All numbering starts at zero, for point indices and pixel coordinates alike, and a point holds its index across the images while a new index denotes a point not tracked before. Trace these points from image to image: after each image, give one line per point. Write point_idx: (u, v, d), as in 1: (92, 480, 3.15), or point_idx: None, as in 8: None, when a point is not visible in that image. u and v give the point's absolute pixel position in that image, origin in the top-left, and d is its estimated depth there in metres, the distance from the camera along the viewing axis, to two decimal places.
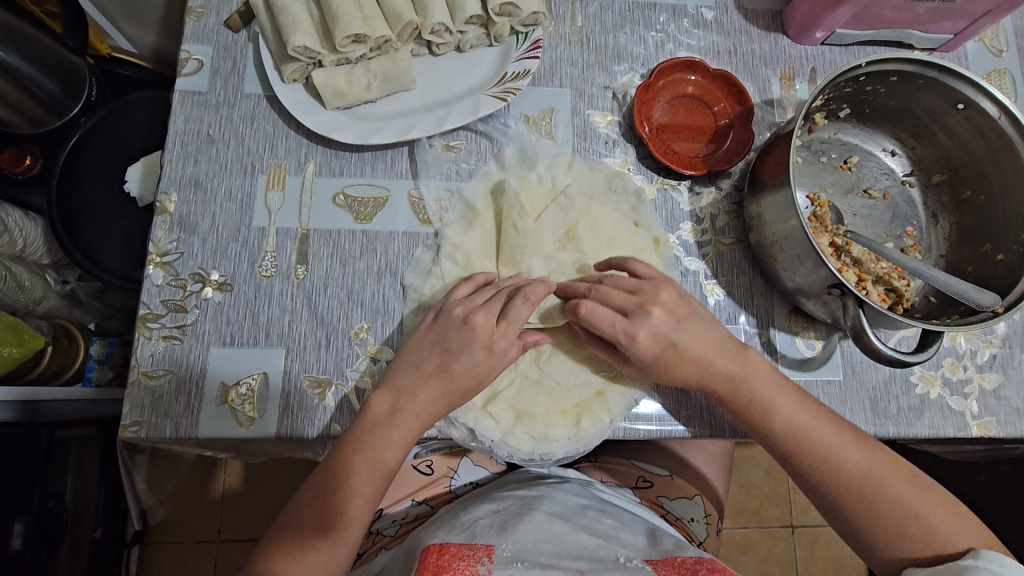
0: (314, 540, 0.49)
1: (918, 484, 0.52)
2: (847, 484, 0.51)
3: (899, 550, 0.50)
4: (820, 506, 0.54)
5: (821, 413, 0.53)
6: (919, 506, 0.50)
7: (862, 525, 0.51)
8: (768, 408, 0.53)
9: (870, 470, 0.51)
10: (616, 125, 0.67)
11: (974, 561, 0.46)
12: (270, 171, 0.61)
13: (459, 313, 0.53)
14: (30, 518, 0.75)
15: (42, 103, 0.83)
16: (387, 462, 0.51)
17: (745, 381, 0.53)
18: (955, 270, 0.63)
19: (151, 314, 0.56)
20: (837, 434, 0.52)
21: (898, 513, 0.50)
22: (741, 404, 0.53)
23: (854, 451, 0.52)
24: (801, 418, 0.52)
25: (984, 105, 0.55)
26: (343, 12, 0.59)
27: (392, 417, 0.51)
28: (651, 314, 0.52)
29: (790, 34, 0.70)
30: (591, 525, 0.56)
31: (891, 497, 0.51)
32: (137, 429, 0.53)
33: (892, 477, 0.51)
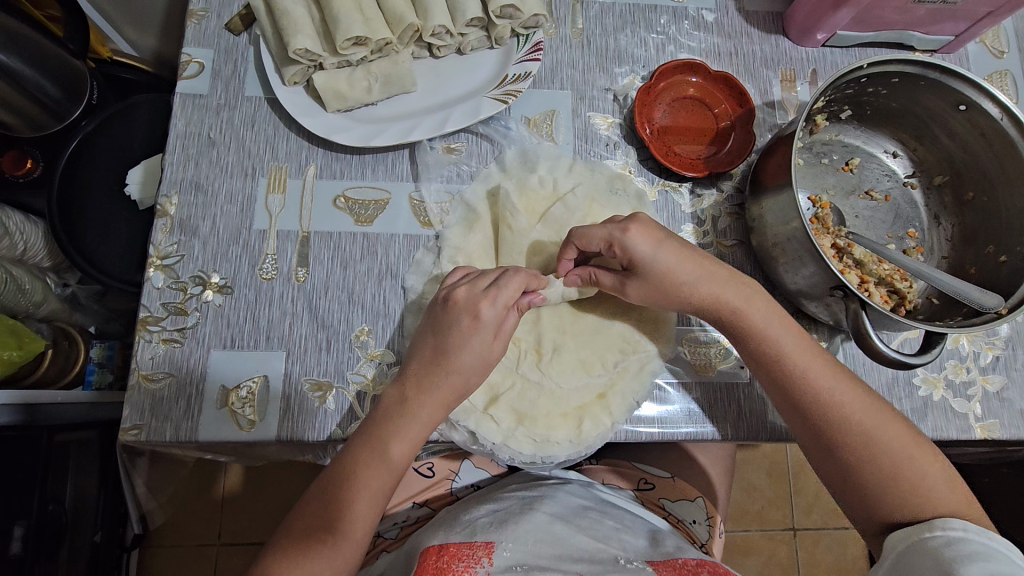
0: (319, 533, 0.49)
1: (913, 432, 0.50)
2: (840, 421, 0.51)
3: (889, 496, 0.49)
4: (811, 448, 0.53)
5: (818, 349, 0.53)
6: (914, 449, 0.49)
7: (853, 467, 0.50)
8: (769, 338, 0.53)
9: (864, 408, 0.51)
10: (617, 126, 0.66)
11: (960, 532, 0.45)
12: (270, 174, 0.61)
13: (442, 295, 0.53)
14: (29, 522, 0.75)
15: (43, 106, 0.84)
16: (396, 457, 0.50)
17: (755, 320, 0.53)
18: (957, 271, 0.63)
19: (151, 317, 0.56)
20: (834, 372, 0.52)
21: (891, 454, 0.49)
22: (745, 336, 0.54)
23: (849, 388, 0.51)
24: (801, 348, 0.53)
25: (986, 106, 0.55)
26: (345, 15, 0.59)
27: (402, 408, 0.51)
28: (640, 215, 0.53)
29: (791, 36, 0.70)
30: (592, 527, 0.55)
31: (885, 437, 0.50)
32: (138, 433, 0.53)
33: (887, 418, 0.50)
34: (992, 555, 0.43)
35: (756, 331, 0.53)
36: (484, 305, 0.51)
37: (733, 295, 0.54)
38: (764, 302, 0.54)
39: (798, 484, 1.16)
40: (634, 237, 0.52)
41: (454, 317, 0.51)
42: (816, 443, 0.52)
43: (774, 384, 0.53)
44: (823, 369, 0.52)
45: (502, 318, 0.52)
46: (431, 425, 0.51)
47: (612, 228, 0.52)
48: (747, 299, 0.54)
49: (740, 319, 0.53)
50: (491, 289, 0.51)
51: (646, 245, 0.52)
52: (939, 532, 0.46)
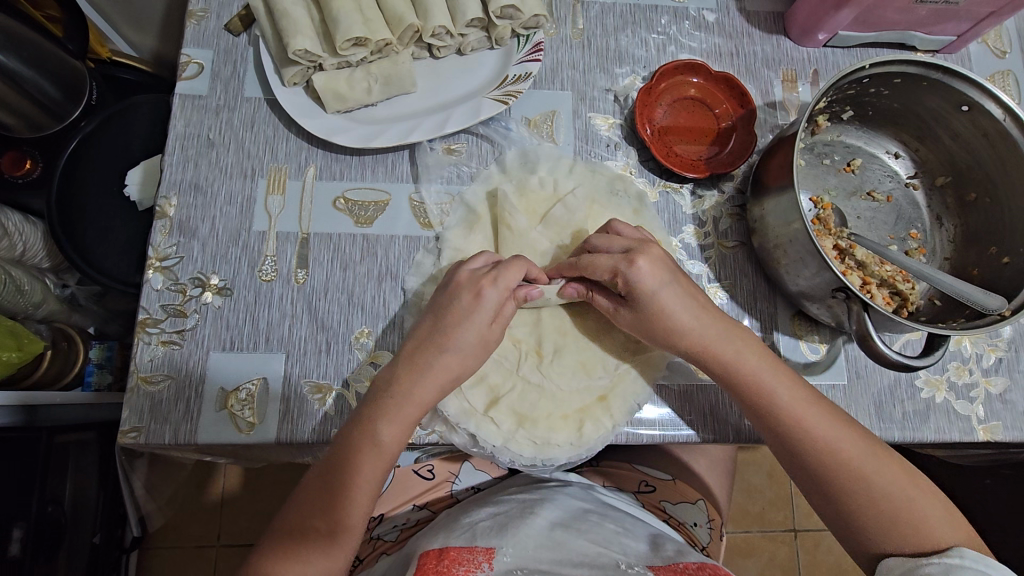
0: (314, 522, 0.49)
1: (908, 472, 0.50)
2: (838, 468, 0.50)
3: (889, 538, 0.49)
4: (809, 492, 0.53)
5: (813, 396, 0.53)
6: (911, 489, 0.49)
7: (853, 510, 0.50)
8: (760, 378, 0.52)
9: (861, 453, 0.50)
10: (618, 127, 0.66)
11: (958, 559, 0.45)
12: (270, 175, 0.61)
13: (444, 282, 0.53)
14: (28, 523, 0.74)
15: (41, 106, 0.83)
16: (386, 440, 0.50)
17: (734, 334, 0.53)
18: (960, 272, 0.62)
19: (150, 320, 0.56)
20: (829, 419, 0.51)
21: (889, 496, 0.49)
22: (740, 388, 0.53)
23: (827, 412, 0.52)
24: (796, 398, 0.52)
25: (988, 107, 0.55)
26: (344, 16, 0.59)
27: (394, 392, 0.50)
28: (651, 247, 0.53)
29: (792, 36, 0.69)
30: (593, 530, 0.55)
31: (882, 480, 0.49)
32: (136, 435, 0.53)
33: (883, 461, 0.50)
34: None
35: (751, 380, 0.52)
36: (485, 286, 0.51)
37: (729, 347, 0.53)
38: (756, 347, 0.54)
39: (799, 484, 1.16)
40: (641, 272, 0.51)
41: (456, 295, 0.51)
42: (814, 487, 0.52)
43: (770, 433, 0.52)
44: (819, 419, 0.51)
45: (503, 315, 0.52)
46: (424, 406, 0.51)
47: (617, 259, 0.52)
48: (738, 351, 0.53)
49: (734, 372, 0.53)
50: (493, 271, 0.52)
51: (651, 279, 0.51)
52: (936, 559, 0.46)
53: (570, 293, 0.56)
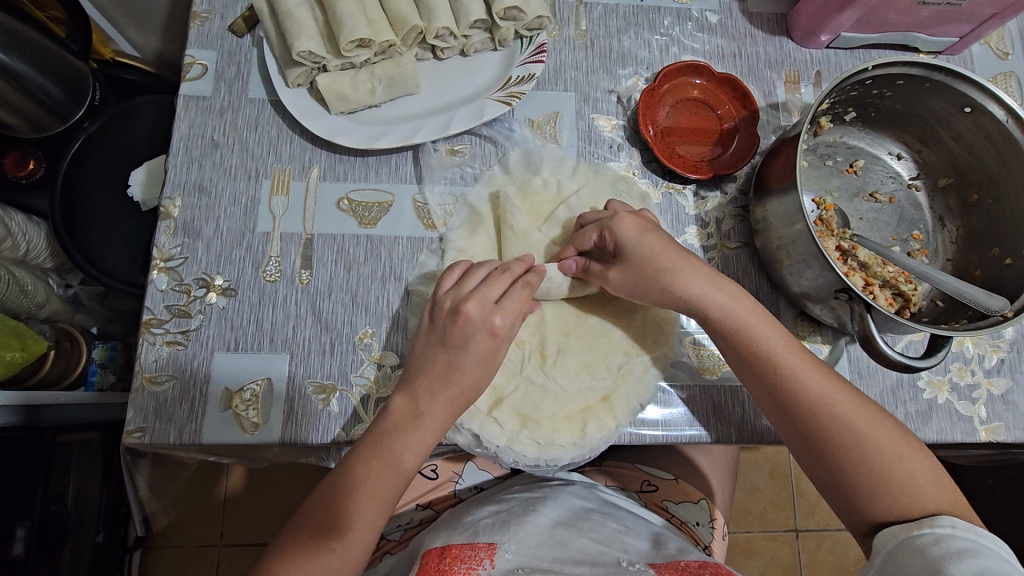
0: (321, 527, 0.49)
1: (904, 435, 0.50)
2: (833, 426, 0.50)
3: (881, 502, 0.48)
4: (803, 455, 0.52)
5: (812, 361, 0.52)
6: (906, 450, 0.49)
7: (846, 471, 0.50)
8: (758, 341, 0.52)
9: (856, 412, 0.50)
10: (621, 128, 0.66)
11: (949, 529, 0.45)
12: (274, 176, 0.61)
13: (449, 305, 0.52)
14: (31, 522, 0.75)
15: (44, 106, 0.83)
16: (407, 464, 0.50)
17: (738, 310, 0.53)
18: (962, 273, 0.63)
19: (154, 320, 0.56)
20: (826, 375, 0.52)
21: (885, 463, 0.48)
22: (739, 344, 0.53)
23: (828, 380, 0.51)
24: (794, 360, 0.52)
25: (991, 108, 0.55)
26: (349, 17, 0.60)
27: (410, 416, 0.51)
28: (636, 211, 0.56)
29: (795, 37, 0.70)
30: (594, 529, 0.55)
31: (876, 439, 0.49)
32: (141, 436, 0.53)
33: (879, 422, 0.50)
34: (981, 550, 0.43)
35: (748, 341, 0.52)
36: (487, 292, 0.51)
37: (739, 312, 0.53)
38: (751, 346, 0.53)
39: (801, 485, 1.16)
40: (622, 223, 0.54)
41: (462, 320, 0.51)
42: (809, 448, 0.52)
43: (765, 390, 0.52)
44: (815, 374, 0.51)
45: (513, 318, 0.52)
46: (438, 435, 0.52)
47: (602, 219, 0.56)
48: (733, 315, 0.53)
49: (733, 333, 0.53)
50: (500, 291, 0.52)
51: (632, 231, 0.54)
52: (928, 530, 0.45)
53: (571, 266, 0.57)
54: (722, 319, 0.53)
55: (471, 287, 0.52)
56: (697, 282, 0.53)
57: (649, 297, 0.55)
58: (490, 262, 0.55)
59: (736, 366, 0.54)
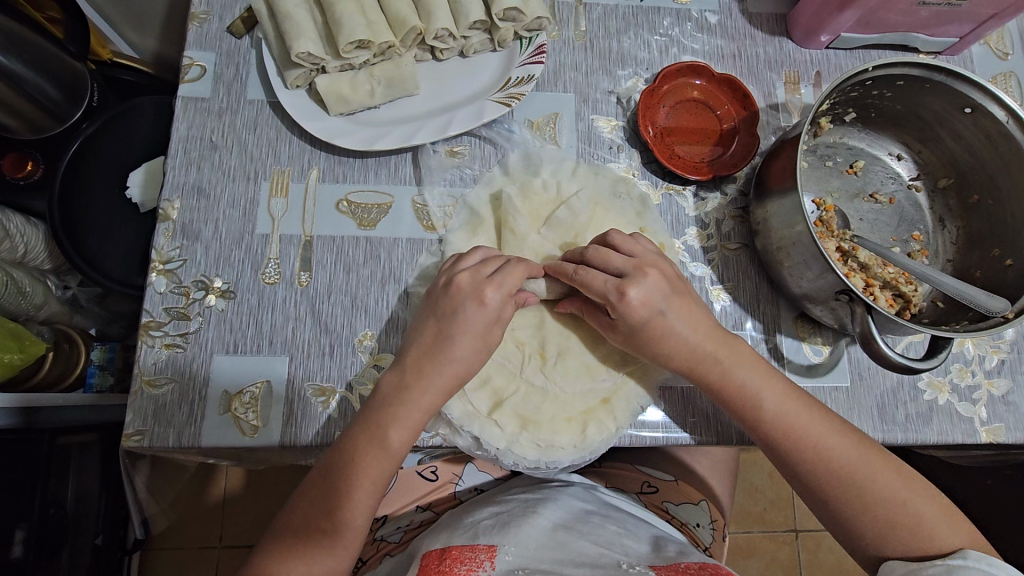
0: (319, 522, 0.49)
1: (905, 472, 0.50)
2: (831, 474, 0.50)
3: (889, 541, 0.49)
4: (805, 495, 0.53)
5: (811, 407, 0.52)
6: (906, 493, 0.49)
7: (847, 515, 0.50)
8: (755, 398, 0.52)
9: (859, 459, 0.50)
10: (621, 129, 0.66)
11: (962, 560, 0.46)
12: (273, 177, 0.61)
13: (443, 280, 0.53)
14: (30, 525, 0.75)
15: (42, 107, 0.83)
16: (395, 444, 0.49)
17: (733, 362, 0.53)
18: (963, 274, 0.63)
19: (153, 322, 0.56)
20: (825, 422, 0.51)
21: (891, 504, 0.49)
22: (738, 400, 0.52)
23: (828, 428, 0.51)
24: (793, 409, 0.51)
25: (992, 109, 0.55)
26: (348, 19, 0.60)
27: (404, 400, 0.50)
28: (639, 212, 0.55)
29: (795, 38, 0.69)
30: (594, 532, 0.55)
31: (880, 484, 0.49)
32: (140, 438, 0.53)
33: (878, 467, 0.50)
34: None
35: (747, 395, 0.52)
36: (486, 293, 0.51)
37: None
38: (749, 355, 0.53)
39: None
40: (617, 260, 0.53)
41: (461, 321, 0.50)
42: (808, 491, 0.52)
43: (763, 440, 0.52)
44: (812, 421, 0.51)
45: (505, 304, 0.52)
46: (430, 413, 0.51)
47: None
48: (727, 369, 0.52)
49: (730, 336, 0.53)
50: (496, 275, 0.52)
51: None
52: (940, 561, 0.47)
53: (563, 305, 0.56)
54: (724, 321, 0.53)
55: (468, 264, 0.53)
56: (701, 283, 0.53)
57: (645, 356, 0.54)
58: (486, 249, 0.56)
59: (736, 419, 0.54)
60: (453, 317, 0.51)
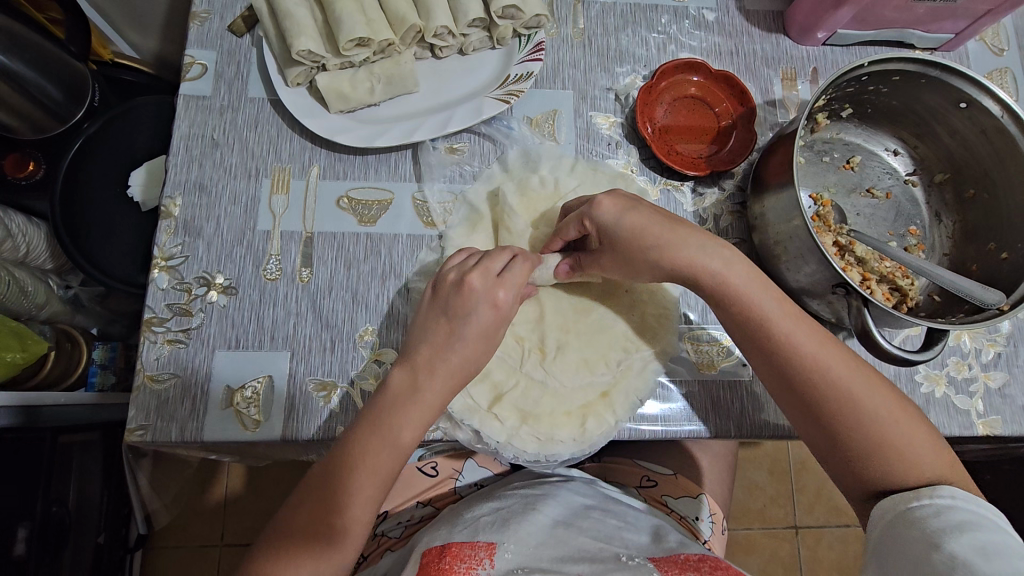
0: (325, 512, 0.49)
1: (899, 400, 0.50)
2: (837, 397, 0.49)
3: (873, 462, 0.49)
4: (804, 425, 0.52)
5: (810, 324, 0.52)
6: (898, 415, 0.49)
7: (847, 442, 0.49)
8: (755, 310, 0.51)
9: (854, 379, 0.50)
10: (619, 126, 0.67)
11: (948, 499, 0.44)
12: (274, 175, 0.62)
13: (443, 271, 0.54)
14: (33, 523, 0.76)
15: (44, 108, 0.84)
16: (404, 439, 0.50)
17: (732, 277, 0.52)
18: (960, 268, 0.63)
19: (155, 318, 0.56)
20: (831, 346, 0.51)
21: (881, 426, 0.49)
22: (738, 311, 0.52)
23: (830, 348, 0.51)
24: (793, 323, 0.51)
25: (986, 103, 0.55)
26: (347, 17, 0.60)
27: (407, 388, 0.50)
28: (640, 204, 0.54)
29: (792, 35, 0.70)
30: (594, 527, 0.55)
31: (873, 405, 0.49)
32: (143, 433, 0.53)
33: (881, 395, 0.50)
34: (980, 521, 0.42)
35: (748, 306, 0.51)
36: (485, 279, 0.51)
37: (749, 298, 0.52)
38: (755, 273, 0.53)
39: (800, 482, 1.17)
40: (603, 208, 0.54)
41: (460, 312, 0.51)
42: (810, 416, 0.51)
43: (768, 361, 0.52)
44: (812, 338, 0.51)
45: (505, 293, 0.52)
46: (433, 408, 0.51)
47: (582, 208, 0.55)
48: (728, 264, 0.52)
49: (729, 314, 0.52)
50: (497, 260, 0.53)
51: (613, 211, 0.53)
52: (926, 501, 0.45)
53: (565, 271, 0.57)
54: (733, 306, 0.52)
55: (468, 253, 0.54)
56: (709, 265, 0.52)
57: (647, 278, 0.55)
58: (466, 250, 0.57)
59: (734, 329, 0.53)
60: (451, 309, 0.51)
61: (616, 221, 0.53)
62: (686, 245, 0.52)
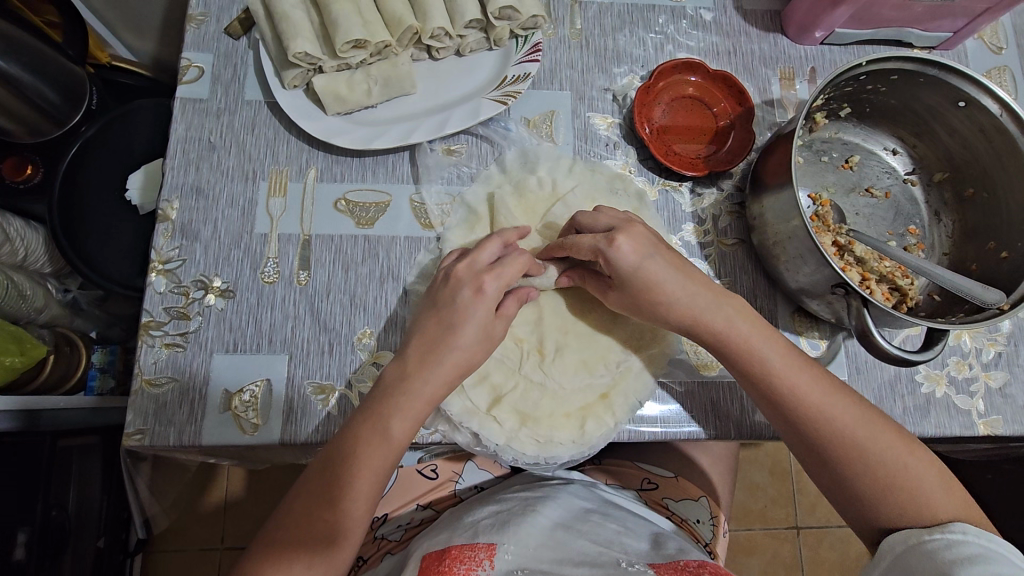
0: (321, 509, 0.48)
1: (906, 440, 0.50)
2: (831, 431, 0.50)
3: (886, 506, 0.48)
4: (807, 464, 0.52)
5: (812, 367, 0.52)
6: (908, 456, 0.48)
7: (848, 475, 0.49)
8: (755, 354, 0.52)
9: (859, 421, 0.50)
10: (617, 126, 0.67)
11: (960, 534, 0.44)
12: (271, 177, 0.61)
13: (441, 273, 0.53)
14: (33, 527, 0.75)
15: (42, 111, 0.84)
16: (396, 433, 0.49)
17: (729, 319, 0.52)
18: (959, 267, 0.63)
19: (153, 322, 0.56)
20: (833, 391, 0.51)
21: (889, 467, 0.48)
22: (737, 359, 0.52)
23: (832, 393, 0.51)
24: (794, 368, 0.51)
25: (985, 102, 0.55)
26: (344, 18, 0.60)
27: (406, 384, 0.50)
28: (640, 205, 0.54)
29: (789, 34, 0.70)
30: (594, 531, 0.55)
31: (879, 447, 0.49)
32: (141, 438, 0.53)
33: (876, 426, 0.50)
34: (993, 557, 0.41)
35: (749, 352, 0.52)
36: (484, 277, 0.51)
37: (739, 324, 0.52)
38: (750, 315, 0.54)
39: (800, 482, 1.16)
40: (618, 250, 0.51)
41: (459, 313, 0.51)
42: (809, 450, 0.51)
43: (760, 396, 0.52)
44: (814, 383, 0.51)
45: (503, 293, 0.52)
46: (431, 402, 0.51)
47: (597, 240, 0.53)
48: (729, 319, 0.53)
49: (721, 338, 0.53)
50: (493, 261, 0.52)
51: (632, 255, 0.51)
52: (939, 535, 0.44)
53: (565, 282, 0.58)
54: (734, 348, 0.52)
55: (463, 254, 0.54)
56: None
57: (646, 317, 0.55)
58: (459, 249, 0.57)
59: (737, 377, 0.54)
60: (451, 312, 0.51)
61: (633, 269, 0.51)
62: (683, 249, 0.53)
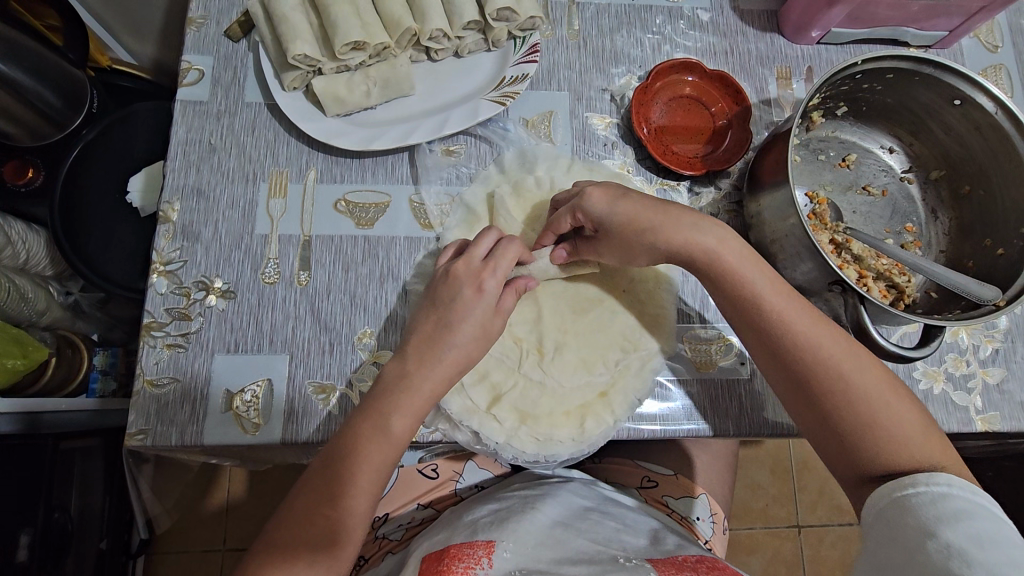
0: (322, 508, 0.48)
1: (892, 384, 0.50)
2: (817, 360, 0.50)
3: (863, 442, 0.48)
4: (786, 394, 0.52)
5: (803, 303, 0.52)
6: (890, 396, 0.49)
7: (827, 408, 0.50)
8: (748, 286, 0.52)
9: (846, 357, 0.50)
10: (614, 126, 0.67)
11: (945, 487, 0.43)
12: (271, 178, 0.62)
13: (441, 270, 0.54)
14: (36, 529, 0.75)
15: (43, 114, 0.84)
16: (396, 430, 0.50)
17: (723, 256, 0.52)
18: (956, 264, 0.63)
19: (155, 323, 0.57)
20: (822, 325, 0.51)
21: (869, 404, 0.48)
22: (727, 288, 0.53)
23: (823, 328, 0.51)
24: (784, 301, 0.51)
25: (981, 100, 0.56)
26: (343, 20, 0.60)
27: (406, 381, 0.50)
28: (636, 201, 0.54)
29: (786, 34, 0.70)
30: (592, 529, 0.55)
31: (863, 384, 0.49)
32: (143, 438, 0.53)
33: (863, 364, 0.50)
34: (977, 511, 0.41)
35: (740, 285, 0.52)
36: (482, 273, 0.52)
37: (732, 257, 0.53)
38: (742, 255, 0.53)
39: (801, 480, 1.17)
40: (593, 199, 0.54)
41: (457, 308, 0.51)
42: (814, 416, 0.51)
43: (766, 352, 0.52)
44: (804, 316, 0.51)
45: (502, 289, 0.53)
46: (431, 400, 0.51)
47: (573, 201, 0.56)
48: (723, 244, 0.53)
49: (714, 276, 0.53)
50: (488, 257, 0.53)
51: (603, 203, 0.54)
52: (923, 488, 0.43)
53: (562, 256, 0.58)
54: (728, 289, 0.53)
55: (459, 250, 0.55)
56: (705, 259, 0.53)
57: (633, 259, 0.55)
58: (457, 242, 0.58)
59: (726, 302, 0.54)
60: (449, 309, 0.51)
61: (609, 213, 0.53)
62: (678, 231, 0.53)
